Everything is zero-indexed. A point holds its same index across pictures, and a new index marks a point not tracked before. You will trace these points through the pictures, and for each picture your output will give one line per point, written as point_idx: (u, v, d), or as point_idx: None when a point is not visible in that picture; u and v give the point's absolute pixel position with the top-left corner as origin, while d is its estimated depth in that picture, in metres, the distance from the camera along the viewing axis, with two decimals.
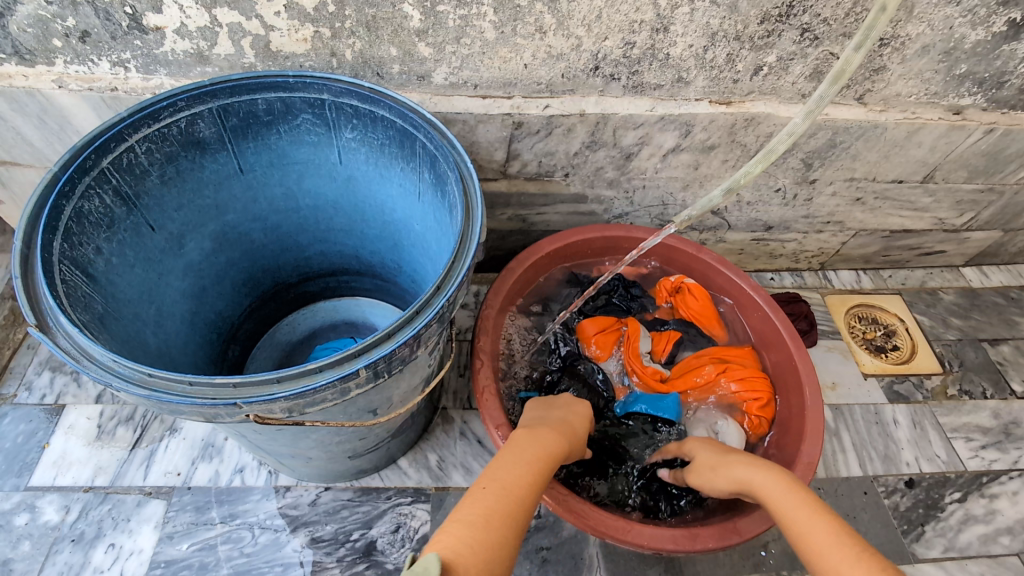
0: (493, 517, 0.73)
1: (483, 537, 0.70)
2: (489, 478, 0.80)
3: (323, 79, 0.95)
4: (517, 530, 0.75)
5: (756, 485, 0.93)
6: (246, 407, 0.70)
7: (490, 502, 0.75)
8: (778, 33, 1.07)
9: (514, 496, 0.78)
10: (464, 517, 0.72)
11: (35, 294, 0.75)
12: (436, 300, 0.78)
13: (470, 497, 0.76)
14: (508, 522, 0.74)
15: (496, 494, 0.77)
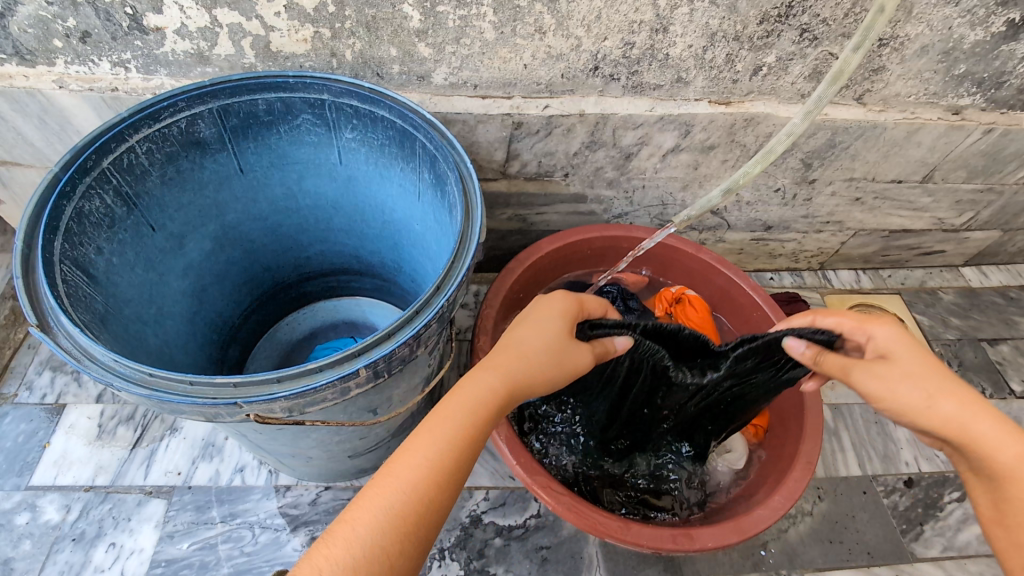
0: (378, 529, 0.64)
1: (355, 558, 0.62)
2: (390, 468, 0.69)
3: (323, 79, 0.95)
4: (411, 537, 0.65)
5: (967, 431, 0.73)
6: (246, 407, 0.70)
7: (382, 503, 0.66)
8: (778, 33, 1.07)
9: (411, 491, 0.67)
10: (343, 530, 0.64)
11: (36, 294, 0.75)
12: (436, 299, 0.78)
13: (362, 495, 0.67)
14: (392, 525, 0.65)
15: (384, 495, 0.67)
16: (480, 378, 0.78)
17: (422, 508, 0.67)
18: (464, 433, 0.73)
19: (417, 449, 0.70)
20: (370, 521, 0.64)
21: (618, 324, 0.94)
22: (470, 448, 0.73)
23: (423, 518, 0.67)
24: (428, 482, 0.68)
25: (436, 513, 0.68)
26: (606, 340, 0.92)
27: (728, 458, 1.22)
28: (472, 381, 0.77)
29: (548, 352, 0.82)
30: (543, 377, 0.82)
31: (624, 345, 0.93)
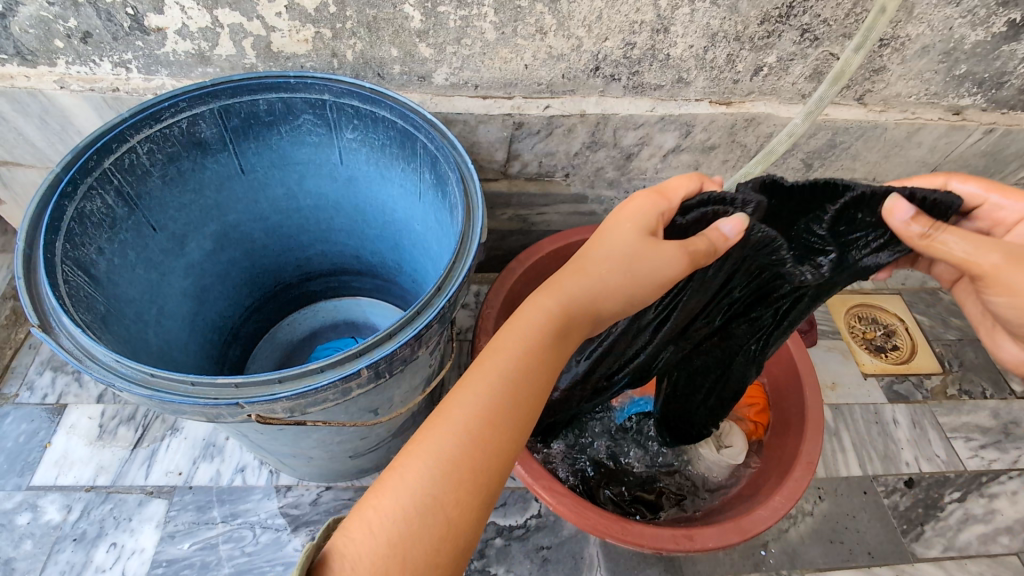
0: (432, 473, 0.62)
1: (409, 502, 0.60)
2: (443, 413, 0.66)
3: (324, 80, 0.95)
4: (469, 478, 0.63)
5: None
6: (248, 407, 0.70)
7: (432, 449, 0.63)
8: (778, 34, 1.07)
9: (464, 432, 0.64)
10: (394, 477, 0.62)
11: (38, 295, 0.76)
12: (436, 300, 0.78)
13: (414, 439, 0.65)
14: (445, 471, 0.62)
15: (435, 441, 0.64)
16: (538, 304, 0.74)
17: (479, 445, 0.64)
18: (521, 362, 0.70)
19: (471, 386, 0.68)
20: (423, 466, 0.62)
21: (715, 204, 0.81)
22: (530, 377, 0.70)
23: (479, 460, 0.64)
24: (482, 421, 0.65)
25: (496, 453, 0.65)
26: (703, 231, 0.78)
27: (728, 454, 1.21)
28: (529, 309, 0.74)
29: (618, 258, 0.76)
30: (615, 285, 0.76)
31: (733, 230, 0.77)
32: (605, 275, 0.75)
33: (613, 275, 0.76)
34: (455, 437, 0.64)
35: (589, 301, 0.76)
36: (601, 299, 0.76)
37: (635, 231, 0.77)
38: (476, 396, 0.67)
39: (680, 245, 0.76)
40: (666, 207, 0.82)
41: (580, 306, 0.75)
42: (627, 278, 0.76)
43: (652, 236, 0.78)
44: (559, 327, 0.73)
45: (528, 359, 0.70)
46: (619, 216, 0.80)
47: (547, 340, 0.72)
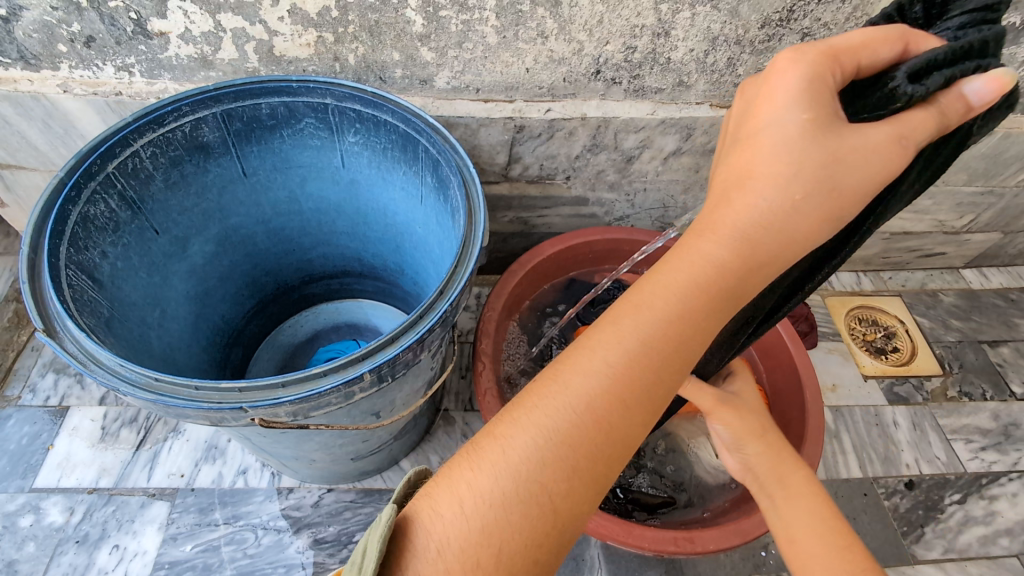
0: (541, 452, 0.55)
1: (509, 479, 0.55)
2: (561, 382, 0.58)
3: (326, 84, 0.96)
4: (583, 462, 0.56)
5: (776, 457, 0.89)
6: (251, 411, 0.70)
7: (543, 424, 0.56)
8: (778, 38, 1.07)
9: (581, 410, 0.56)
10: (494, 450, 0.56)
11: (42, 300, 0.76)
12: (438, 305, 0.79)
13: (522, 408, 0.57)
14: (556, 453, 0.55)
15: (547, 415, 0.56)
16: (701, 249, 0.58)
17: (596, 426, 0.56)
18: (660, 333, 0.58)
19: (596, 357, 0.58)
20: (530, 441, 0.55)
21: (955, 53, 0.51)
22: (668, 350, 0.58)
23: (597, 444, 0.56)
24: (604, 400, 0.57)
25: (614, 435, 0.57)
26: (929, 105, 0.53)
27: None
28: (686, 259, 0.59)
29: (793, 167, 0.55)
30: (799, 215, 0.56)
31: (987, 94, 0.52)
32: (782, 202, 0.56)
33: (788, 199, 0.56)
34: (570, 414, 0.56)
35: (762, 243, 0.57)
36: (779, 238, 0.57)
37: (812, 129, 0.54)
38: (599, 368, 0.57)
39: (894, 130, 0.53)
40: (838, 74, 0.55)
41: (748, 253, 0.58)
42: (825, 201, 0.56)
43: (835, 129, 0.54)
44: (719, 283, 0.58)
45: (668, 327, 0.58)
46: (773, 99, 0.55)
47: (700, 303, 0.58)
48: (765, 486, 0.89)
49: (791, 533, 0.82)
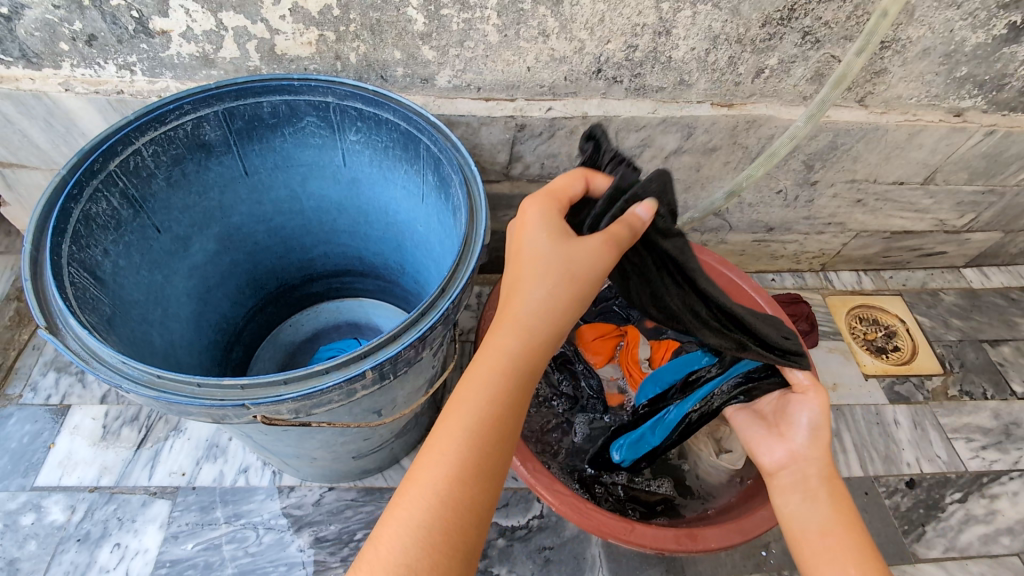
0: (419, 525, 0.62)
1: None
2: (423, 461, 0.66)
3: (328, 82, 0.96)
4: (447, 541, 0.62)
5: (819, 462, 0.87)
6: (254, 408, 0.70)
7: (416, 500, 0.63)
8: (780, 36, 1.08)
9: (433, 498, 0.63)
10: (381, 533, 0.62)
11: (45, 296, 0.76)
12: (441, 302, 0.79)
13: (399, 494, 0.65)
14: (432, 521, 0.62)
15: (417, 490, 0.64)
16: (501, 339, 0.71)
17: (449, 506, 0.63)
18: (485, 411, 0.67)
19: (435, 452, 0.65)
20: (395, 542, 0.61)
21: (610, 201, 0.83)
22: (496, 420, 0.67)
23: (453, 519, 0.63)
24: (450, 481, 0.64)
25: (468, 509, 0.64)
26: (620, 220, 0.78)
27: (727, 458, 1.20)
28: (489, 351, 0.70)
29: (548, 272, 0.72)
30: (562, 297, 0.72)
31: (646, 213, 0.80)
32: (553, 289, 0.72)
33: (555, 292, 0.72)
34: (424, 506, 0.63)
35: (550, 320, 0.72)
36: (560, 318, 0.73)
37: (550, 241, 0.75)
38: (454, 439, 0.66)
39: (603, 237, 0.75)
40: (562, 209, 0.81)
41: (537, 334, 0.71)
42: (575, 284, 0.73)
43: (566, 240, 0.75)
44: (524, 363, 0.70)
45: (489, 405, 0.67)
46: (525, 233, 0.77)
47: (511, 379, 0.69)
48: (807, 481, 0.86)
49: (822, 526, 0.81)
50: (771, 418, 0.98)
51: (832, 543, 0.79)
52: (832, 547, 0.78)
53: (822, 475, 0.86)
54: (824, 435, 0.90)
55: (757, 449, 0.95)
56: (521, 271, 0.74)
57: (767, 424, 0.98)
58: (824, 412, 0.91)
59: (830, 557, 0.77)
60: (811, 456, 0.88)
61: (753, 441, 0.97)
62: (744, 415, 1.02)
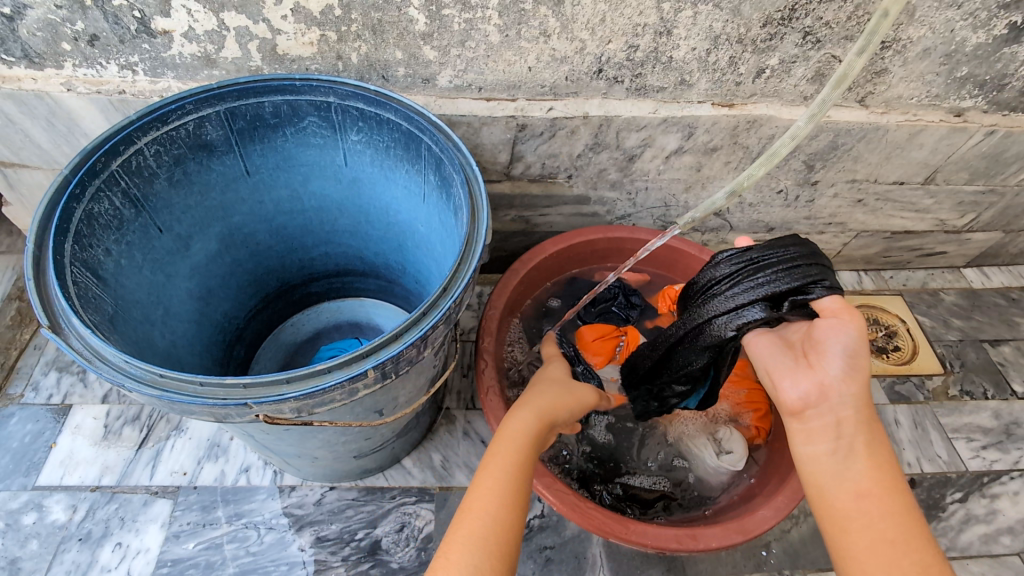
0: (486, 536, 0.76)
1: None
2: (476, 496, 0.82)
3: (330, 82, 0.96)
4: (504, 553, 0.75)
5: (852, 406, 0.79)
6: (256, 407, 0.71)
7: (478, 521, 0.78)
8: (781, 36, 1.08)
9: (488, 529, 0.77)
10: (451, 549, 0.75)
11: (47, 295, 0.76)
12: (442, 302, 0.79)
13: (460, 522, 0.78)
14: (494, 533, 0.77)
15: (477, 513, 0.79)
16: (516, 419, 0.94)
17: (500, 534, 0.77)
18: (513, 465, 0.86)
19: (478, 501, 0.80)
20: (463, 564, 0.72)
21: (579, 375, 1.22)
22: (524, 473, 0.86)
23: (503, 544, 0.76)
24: (499, 515, 0.79)
25: (511, 539, 0.78)
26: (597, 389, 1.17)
27: (728, 460, 1.22)
28: (506, 429, 0.92)
29: (548, 389, 1.03)
30: (556, 400, 1.01)
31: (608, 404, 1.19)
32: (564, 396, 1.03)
33: (554, 397, 1.01)
34: (481, 534, 0.76)
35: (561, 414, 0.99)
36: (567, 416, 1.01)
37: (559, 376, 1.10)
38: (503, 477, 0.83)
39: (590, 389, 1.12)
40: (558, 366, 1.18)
41: (547, 416, 0.96)
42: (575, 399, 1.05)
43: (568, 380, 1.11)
44: (534, 437, 0.92)
45: (513, 460, 0.87)
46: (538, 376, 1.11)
47: (528, 445, 0.90)
48: (840, 432, 0.79)
49: (860, 487, 0.76)
50: (798, 348, 0.86)
51: (870, 508, 0.74)
52: (868, 512, 0.74)
53: (857, 419, 0.79)
54: (863, 364, 0.79)
55: (780, 381, 0.84)
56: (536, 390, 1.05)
57: (793, 353, 0.85)
58: (863, 337, 0.79)
59: (865, 522, 0.74)
60: (844, 396, 0.79)
61: (773, 370, 0.86)
62: (769, 343, 0.89)
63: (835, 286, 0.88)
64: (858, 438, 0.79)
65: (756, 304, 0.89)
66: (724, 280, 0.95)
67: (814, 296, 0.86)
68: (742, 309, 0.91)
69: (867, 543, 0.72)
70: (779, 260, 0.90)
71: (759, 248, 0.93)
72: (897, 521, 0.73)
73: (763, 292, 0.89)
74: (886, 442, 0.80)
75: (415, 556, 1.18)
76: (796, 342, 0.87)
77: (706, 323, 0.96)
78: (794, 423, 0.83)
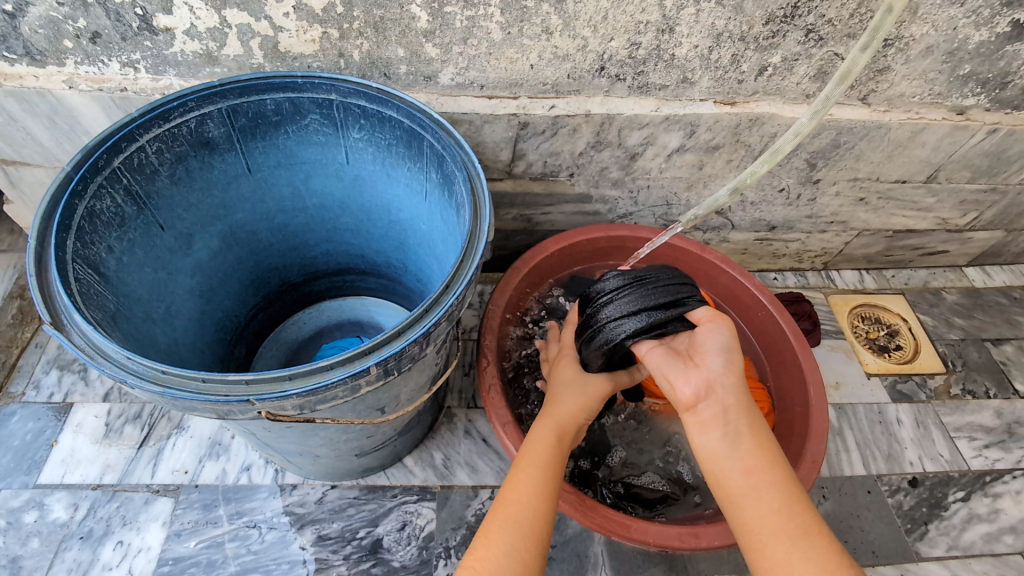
0: (518, 526, 0.82)
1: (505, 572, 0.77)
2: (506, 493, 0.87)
3: (331, 79, 0.96)
4: (533, 540, 0.81)
5: (737, 395, 0.84)
6: (258, 404, 0.70)
7: (512, 521, 0.82)
8: (783, 34, 1.08)
9: (523, 517, 0.83)
10: (489, 532, 0.81)
11: (50, 292, 0.76)
12: (445, 299, 0.79)
13: (493, 515, 0.84)
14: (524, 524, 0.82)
15: (506, 505, 0.85)
16: (539, 433, 0.95)
17: (534, 522, 0.83)
18: (542, 467, 0.90)
19: (514, 492, 0.86)
20: (500, 547, 0.79)
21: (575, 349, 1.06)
22: (552, 472, 0.90)
23: (537, 531, 0.82)
24: (533, 510, 0.84)
25: (545, 527, 0.84)
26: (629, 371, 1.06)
27: None
28: (531, 438, 0.95)
29: (573, 391, 0.99)
30: (579, 401, 0.99)
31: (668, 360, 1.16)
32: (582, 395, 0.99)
33: (577, 400, 0.99)
34: (520, 522, 0.82)
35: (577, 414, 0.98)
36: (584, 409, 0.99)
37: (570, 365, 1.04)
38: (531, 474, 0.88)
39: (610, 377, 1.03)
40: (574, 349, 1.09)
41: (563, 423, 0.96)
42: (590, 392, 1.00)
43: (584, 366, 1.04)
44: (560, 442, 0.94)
45: (542, 460, 0.90)
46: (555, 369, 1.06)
47: (556, 448, 0.93)
48: (728, 417, 0.83)
49: (749, 465, 0.81)
50: (684, 351, 0.90)
51: (757, 483, 0.80)
52: (758, 486, 0.80)
53: (741, 405, 0.83)
54: (738, 357, 0.86)
55: (670, 381, 0.88)
56: (554, 388, 1.02)
57: (682, 356, 0.89)
58: (734, 336, 0.87)
59: (756, 496, 0.79)
60: (728, 386, 0.84)
61: (663, 372, 0.88)
62: (659, 348, 0.92)
63: (704, 300, 0.96)
64: (742, 421, 0.83)
65: (638, 314, 0.94)
66: (613, 293, 1.00)
67: (689, 308, 0.94)
68: (634, 322, 0.94)
69: (761, 516, 0.78)
70: (662, 279, 0.97)
71: (644, 270, 1.01)
72: (785, 493, 0.79)
73: (648, 303, 0.95)
74: (762, 418, 0.85)
75: (417, 555, 1.18)
76: (682, 348, 0.91)
77: (596, 332, 0.99)
78: (684, 416, 0.86)
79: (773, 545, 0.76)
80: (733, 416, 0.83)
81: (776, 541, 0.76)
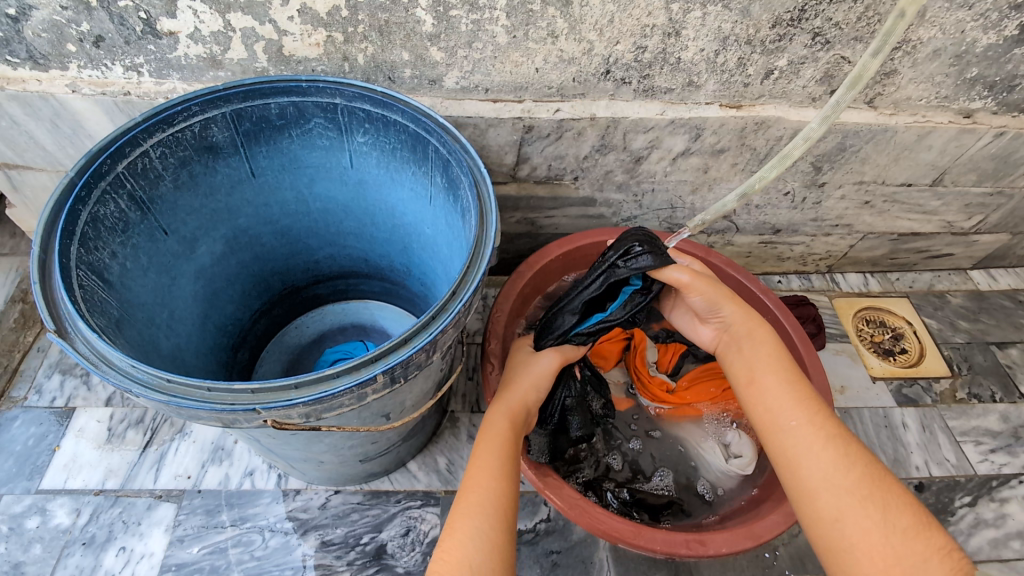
0: (490, 506, 0.82)
1: (477, 557, 0.76)
2: (470, 475, 0.87)
3: (336, 83, 0.95)
4: (503, 521, 0.81)
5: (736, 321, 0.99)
6: (264, 413, 0.70)
7: (480, 507, 0.81)
8: (790, 37, 1.07)
9: (490, 497, 0.83)
10: (457, 518, 0.81)
11: (54, 300, 0.75)
12: (452, 306, 0.78)
13: (461, 499, 0.84)
14: (495, 503, 0.83)
15: (471, 484, 0.85)
16: (494, 419, 0.97)
17: (501, 499, 0.84)
18: (505, 446, 0.91)
19: (478, 478, 0.86)
20: (469, 530, 0.79)
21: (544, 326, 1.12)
22: (512, 453, 0.91)
23: (504, 509, 0.83)
24: (497, 492, 0.84)
25: (509, 506, 0.84)
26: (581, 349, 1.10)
27: (737, 464, 1.21)
28: (488, 422, 0.97)
29: (526, 377, 1.04)
30: (530, 386, 1.03)
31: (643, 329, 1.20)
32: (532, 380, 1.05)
33: (527, 385, 1.03)
34: (488, 504, 0.82)
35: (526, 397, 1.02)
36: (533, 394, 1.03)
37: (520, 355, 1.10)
38: (492, 454, 0.89)
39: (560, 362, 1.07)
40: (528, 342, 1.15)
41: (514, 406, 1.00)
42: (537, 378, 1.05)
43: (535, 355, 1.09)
44: (513, 425, 0.97)
45: (502, 443, 0.92)
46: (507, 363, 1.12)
47: (512, 429, 0.96)
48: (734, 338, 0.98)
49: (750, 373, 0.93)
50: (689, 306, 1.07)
51: (758, 385, 0.91)
52: (759, 388, 0.91)
53: (742, 328, 0.98)
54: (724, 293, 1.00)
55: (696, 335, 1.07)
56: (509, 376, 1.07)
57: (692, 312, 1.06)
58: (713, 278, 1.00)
59: (759, 398, 0.90)
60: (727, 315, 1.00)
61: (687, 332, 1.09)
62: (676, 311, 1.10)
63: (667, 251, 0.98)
64: (745, 340, 0.97)
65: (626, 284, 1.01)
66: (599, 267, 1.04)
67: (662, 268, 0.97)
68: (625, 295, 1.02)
69: (763, 412, 0.88)
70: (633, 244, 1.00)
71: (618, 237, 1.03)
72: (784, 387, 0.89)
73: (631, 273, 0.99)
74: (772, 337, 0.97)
75: (421, 560, 1.18)
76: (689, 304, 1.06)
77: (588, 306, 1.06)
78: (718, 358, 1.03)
79: (774, 437, 0.85)
80: (738, 338, 0.98)
81: (775, 432, 0.86)
